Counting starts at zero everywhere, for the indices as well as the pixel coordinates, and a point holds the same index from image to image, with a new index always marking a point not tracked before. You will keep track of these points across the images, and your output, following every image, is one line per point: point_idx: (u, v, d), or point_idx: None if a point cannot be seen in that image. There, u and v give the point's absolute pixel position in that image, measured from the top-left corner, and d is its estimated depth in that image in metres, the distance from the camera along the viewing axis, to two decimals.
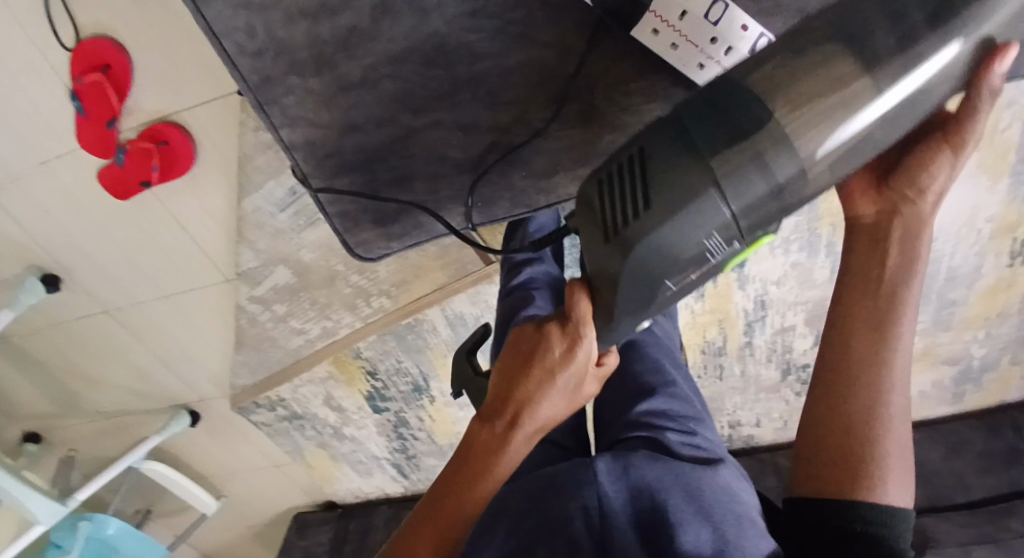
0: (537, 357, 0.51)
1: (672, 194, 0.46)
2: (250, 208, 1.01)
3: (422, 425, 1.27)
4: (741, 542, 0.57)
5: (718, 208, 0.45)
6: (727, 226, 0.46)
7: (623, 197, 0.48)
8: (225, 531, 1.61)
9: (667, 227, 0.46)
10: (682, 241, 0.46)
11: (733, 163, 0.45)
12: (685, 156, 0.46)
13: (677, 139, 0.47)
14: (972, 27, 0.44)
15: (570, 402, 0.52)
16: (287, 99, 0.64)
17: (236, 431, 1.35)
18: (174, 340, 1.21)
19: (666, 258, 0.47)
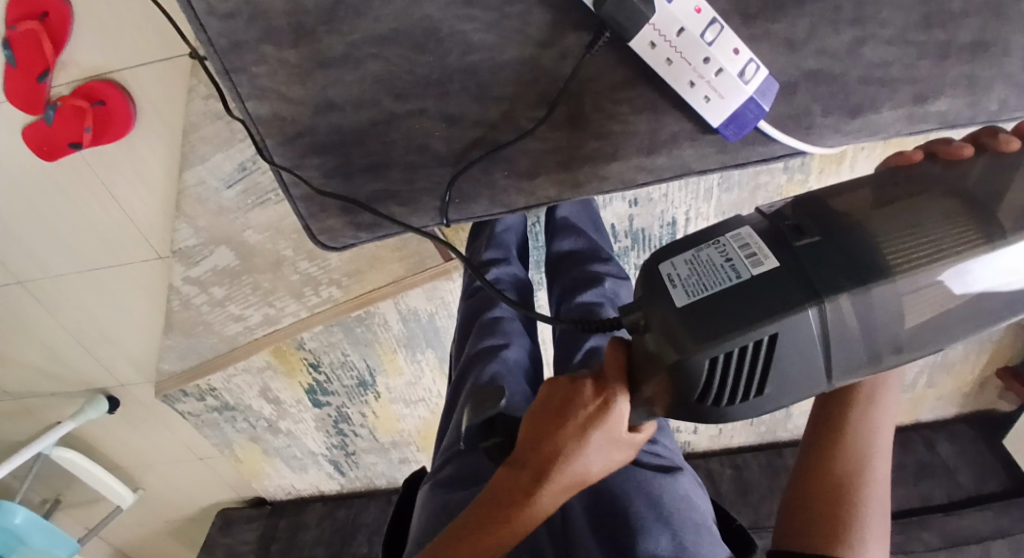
0: (569, 410, 0.46)
1: (788, 374, 0.44)
2: (192, 181, 0.93)
3: (365, 421, 1.22)
4: (699, 549, 0.54)
5: (819, 385, 0.45)
6: (818, 389, 0.46)
7: (742, 373, 0.44)
8: (137, 526, 1.50)
9: (771, 396, 0.46)
10: (773, 399, 0.46)
11: (850, 349, 0.44)
12: (816, 344, 0.43)
13: (813, 326, 0.42)
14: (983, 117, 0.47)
15: (604, 466, 0.46)
16: (257, 69, 0.59)
17: (159, 420, 1.25)
18: (96, 319, 1.10)
19: (751, 410, 0.46)
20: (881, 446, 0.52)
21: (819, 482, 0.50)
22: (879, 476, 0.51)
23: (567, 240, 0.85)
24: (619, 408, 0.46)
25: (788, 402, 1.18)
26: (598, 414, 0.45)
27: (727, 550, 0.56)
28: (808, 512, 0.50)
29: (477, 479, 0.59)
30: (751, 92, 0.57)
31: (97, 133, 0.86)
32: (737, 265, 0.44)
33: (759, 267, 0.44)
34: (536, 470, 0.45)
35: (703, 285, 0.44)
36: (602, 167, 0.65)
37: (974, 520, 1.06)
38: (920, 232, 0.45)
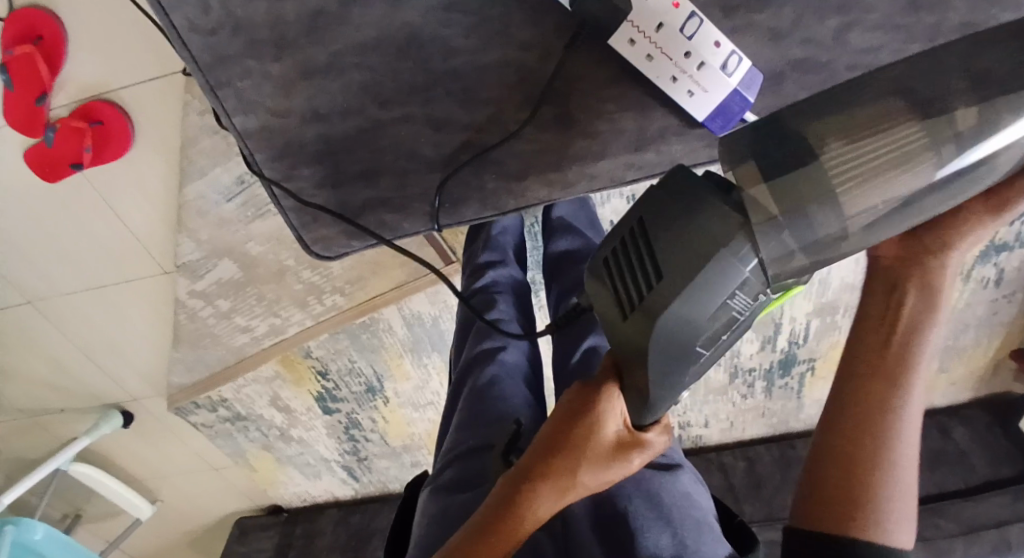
0: (568, 409, 0.44)
1: (687, 259, 0.41)
2: (192, 196, 0.94)
3: (375, 427, 1.23)
4: (700, 546, 0.54)
5: (739, 268, 0.41)
6: (749, 284, 0.42)
7: (636, 266, 0.44)
8: (156, 537, 1.52)
9: (691, 295, 0.41)
10: (704, 310, 0.42)
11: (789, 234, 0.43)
12: (698, 217, 0.41)
13: (677, 204, 0.42)
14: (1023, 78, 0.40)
15: (603, 463, 0.43)
16: (242, 83, 0.59)
17: (172, 432, 1.26)
18: (106, 334, 1.12)
19: (690, 327, 0.43)
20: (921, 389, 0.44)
21: (841, 444, 0.44)
22: (913, 427, 0.44)
23: (564, 240, 0.85)
24: (614, 404, 0.44)
25: (798, 392, 1.16)
26: (598, 411, 0.43)
27: (730, 547, 0.56)
28: (823, 481, 0.44)
29: (477, 483, 0.58)
30: (735, 85, 0.57)
31: (97, 152, 0.88)
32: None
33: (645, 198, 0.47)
34: (539, 471, 0.42)
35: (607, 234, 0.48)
36: (590, 166, 0.65)
37: (990, 505, 1.04)
38: (870, 131, 0.42)
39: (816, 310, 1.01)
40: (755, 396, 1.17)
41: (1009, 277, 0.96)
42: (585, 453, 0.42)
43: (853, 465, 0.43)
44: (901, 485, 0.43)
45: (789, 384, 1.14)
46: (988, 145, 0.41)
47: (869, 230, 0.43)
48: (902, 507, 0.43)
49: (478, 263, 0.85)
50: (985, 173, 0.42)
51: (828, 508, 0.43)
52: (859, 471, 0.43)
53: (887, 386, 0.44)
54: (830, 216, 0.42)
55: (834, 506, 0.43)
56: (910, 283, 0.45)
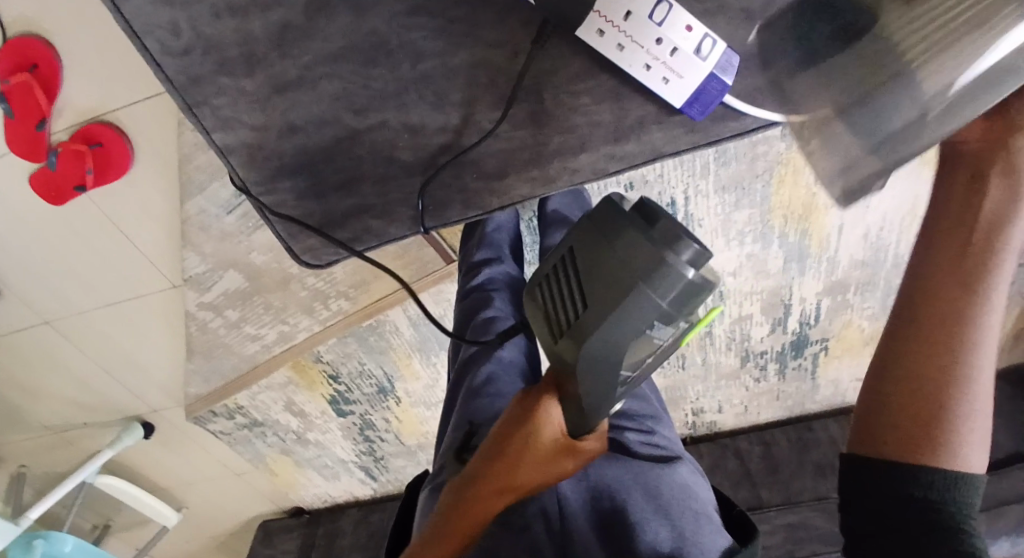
0: (509, 418, 0.50)
1: (609, 291, 0.43)
2: (193, 211, 0.95)
3: (389, 427, 1.25)
4: (699, 538, 0.54)
5: (655, 304, 0.41)
6: (664, 316, 0.41)
7: (569, 290, 0.46)
8: (187, 543, 1.56)
9: (609, 325, 0.43)
10: (624, 336, 0.43)
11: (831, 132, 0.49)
12: (614, 248, 0.42)
13: (605, 237, 0.43)
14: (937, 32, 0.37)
15: (541, 461, 0.49)
16: (218, 100, 0.60)
17: (193, 441, 1.29)
18: (122, 350, 1.15)
19: (612, 349, 0.45)
20: (1001, 300, 0.42)
21: (911, 363, 0.43)
22: (990, 342, 0.42)
23: (559, 232, 0.85)
24: (548, 408, 0.49)
25: (812, 373, 1.15)
26: (530, 416, 0.49)
27: (729, 537, 0.56)
28: (889, 403, 0.43)
29: None
30: (711, 68, 0.56)
31: (99, 173, 0.89)
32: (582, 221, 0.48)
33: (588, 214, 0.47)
34: (482, 473, 0.49)
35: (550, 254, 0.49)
36: (571, 160, 0.65)
37: (1012, 480, 1.03)
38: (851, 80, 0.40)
39: (825, 289, 0.99)
40: (767, 380, 1.17)
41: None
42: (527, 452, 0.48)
43: (925, 386, 0.42)
44: (978, 404, 0.42)
45: (802, 365, 1.13)
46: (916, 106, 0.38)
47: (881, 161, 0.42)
48: (979, 428, 0.42)
49: (473, 262, 0.85)
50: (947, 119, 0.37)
51: (893, 433, 0.43)
52: (931, 392, 0.42)
53: (963, 300, 0.42)
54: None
55: (899, 431, 0.42)
56: (995, 169, 0.41)
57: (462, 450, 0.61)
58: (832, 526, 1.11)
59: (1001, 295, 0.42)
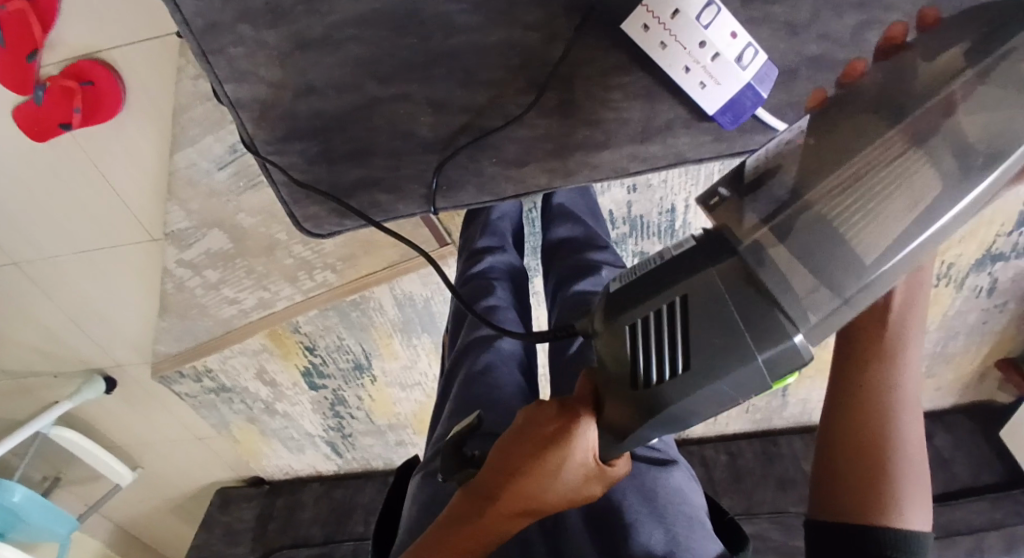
0: (533, 433, 0.41)
1: (715, 351, 0.38)
2: (183, 163, 0.91)
3: (361, 404, 1.22)
4: (691, 543, 0.54)
5: (762, 376, 0.37)
6: (765, 378, 0.38)
7: (652, 346, 0.39)
8: (137, 504, 1.52)
9: (701, 393, 0.38)
10: (717, 394, 0.38)
11: (783, 256, 0.39)
12: (736, 307, 0.38)
13: (733, 291, 0.38)
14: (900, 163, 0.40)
15: (563, 489, 0.41)
16: (235, 50, 0.57)
17: (156, 401, 1.25)
18: (91, 300, 1.10)
19: (698, 405, 0.39)
20: (915, 365, 0.46)
21: (851, 427, 0.45)
22: (914, 404, 0.45)
23: (564, 227, 0.84)
24: (584, 431, 0.40)
25: (784, 390, 1.16)
26: (561, 438, 0.40)
27: (722, 544, 0.56)
28: (835, 465, 0.45)
29: None
30: (749, 79, 0.56)
31: (87, 114, 0.85)
32: (664, 253, 0.42)
33: (682, 247, 0.41)
34: (495, 493, 0.41)
35: (633, 272, 0.43)
36: (593, 156, 0.64)
37: (967, 512, 1.05)
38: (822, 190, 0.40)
39: None
40: None
41: (1002, 288, 0.96)
42: (548, 479, 0.40)
43: (863, 445, 0.44)
44: (915, 464, 0.44)
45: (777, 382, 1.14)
46: (868, 219, 0.40)
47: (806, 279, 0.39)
48: (919, 487, 0.43)
49: (475, 249, 0.83)
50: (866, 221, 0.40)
51: (843, 495, 0.44)
52: (869, 449, 0.44)
53: (881, 366, 0.46)
54: (847, 260, 0.40)
55: (848, 492, 0.44)
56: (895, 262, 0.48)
57: (460, 442, 0.51)
58: (790, 540, 1.12)
59: (914, 361, 0.46)
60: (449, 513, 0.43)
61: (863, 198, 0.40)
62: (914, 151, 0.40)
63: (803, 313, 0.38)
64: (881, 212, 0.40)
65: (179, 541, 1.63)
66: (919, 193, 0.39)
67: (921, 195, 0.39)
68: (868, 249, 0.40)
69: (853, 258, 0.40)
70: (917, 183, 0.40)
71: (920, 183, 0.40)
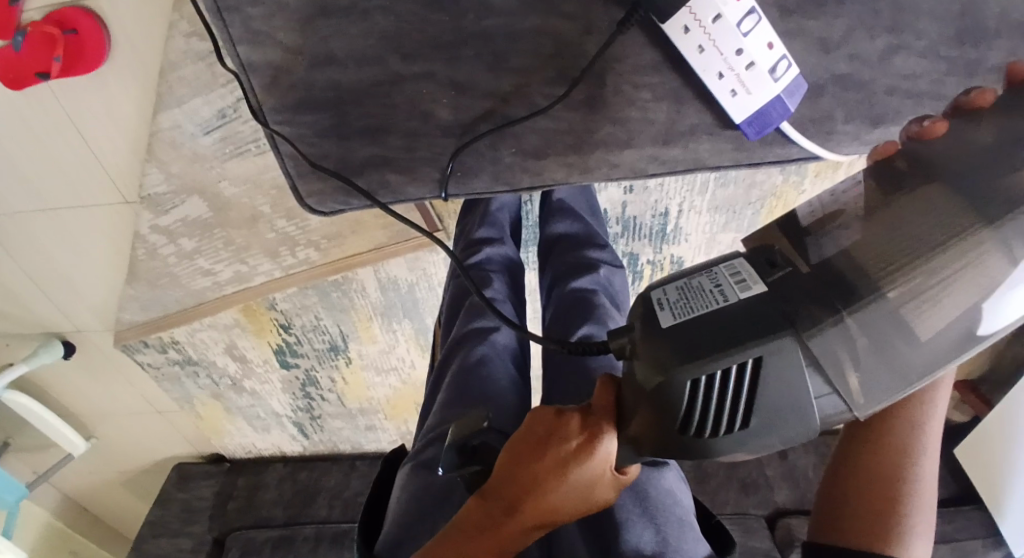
0: (550, 448, 0.40)
1: (781, 414, 0.39)
2: (166, 124, 0.86)
3: (333, 387, 1.19)
4: (681, 544, 0.52)
5: (812, 432, 0.40)
6: (807, 434, 0.40)
7: (714, 402, 0.39)
8: (87, 475, 1.45)
9: (752, 445, 0.40)
10: (757, 446, 0.40)
11: (859, 332, 0.39)
12: (807, 372, 0.38)
13: (807, 355, 0.38)
14: (974, 251, 0.40)
15: (583, 501, 0.40)
16: (254, 10, 0.54)
17: (116, 370, 1.20)
18: (55, 261, 1.04)
19: (735, 454, 0.40)
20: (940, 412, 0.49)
21: (868, 457, 0.49)
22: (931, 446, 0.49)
23: (563, 223, 0.83)
24: (605, 448, 0.39)
25: None
26: (581, 455, 0.39)
27: (710, 547, 0.54)
28: (849, 495, 0.49)
29: None
30: (779, 91, 0.55)
31: (67, 64, 0.79)
32: (726, 289, 0.40)
33: (749, 291, 0.40)
34: (516, 505, 0.40)
35: (690, 308, 0.40)
36: (613, 154, 0.63)
37: None
38: (890, 268, 0.41)
39: None
40: None
41: None
42: (572, 492, 0.39)
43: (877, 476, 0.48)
44: (923, 500, 0.48)
45: None
46: (925, 300, 0.40)
47: (869, 357, 0.39)
48: (924, 525, 0.48)
49: (473, 239, 0.81)
50: (926, 304, 0.40)
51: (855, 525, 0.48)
52: (883, 484, 0.48)
53: (909, 408, 0.49)
54: (903, 342, 0.40)
55: (859, 522, 0.47)
56: None
57: (465, 441, 0.49)
58: (748, 541, 1.12)
59: (940, 409, 0.49)
60: (464, 527, 0.41)
61: (926, 287, 0.40)
62: (989, 244, 0.40)
63: (853, 392, 0.39)
64: (943, 295, 0.40)
65: (131, 515, 1.57)
66: (982, 278, 0.40)
67: (984, 282, 0.40)
68: (925, 330, 0.40)
69: (908, 341, 0.40)
70: (983, 267, 0.40)
71: (988, 271, 0.40)
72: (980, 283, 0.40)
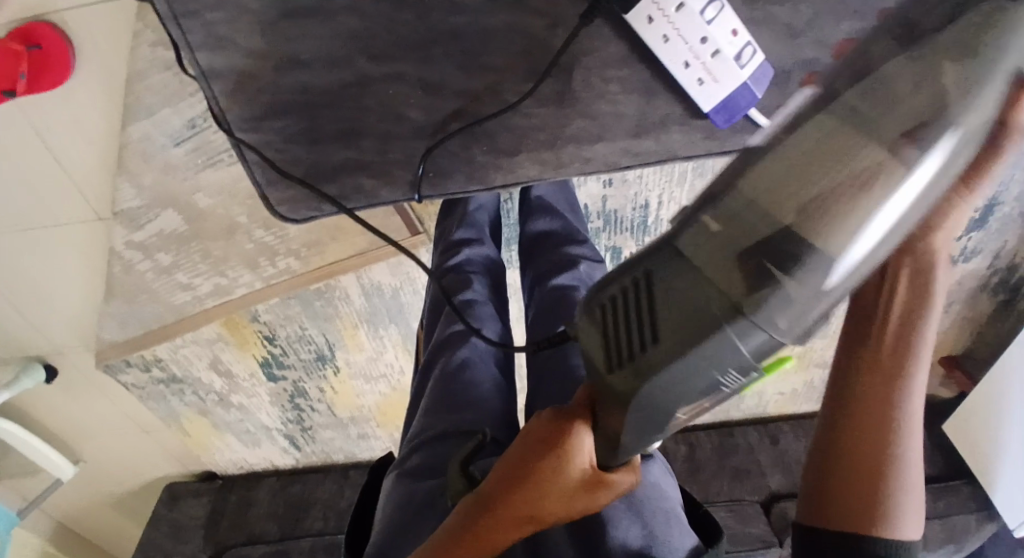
0: (526, 442, 0.40)
1: (684, 331, 0.34)
2: (135, 136, 0.85)
3: (322, 397, 1.17)
4: (668, 537, 0.50)
5: (736, 350, 0.33)
6: (743, 359, 0.34)
7: (621, 331, 0.37)
8: (75, 497, 1.42)
9: (682, 375, 0.35)
10: (692, 379, 0.35)
11: (729, 253, 0.33)
12: (700, 284, 0.34)
13: (698, 266, 0.34)
14: (844, 144, 0.31)
15: (561, 496, 0.39)
16: (213, 15, 0.52)
17: (101, 390, 1.17)
18: (28, 281, 1.01)
19: (676, 395, 0.36)
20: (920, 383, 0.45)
21: (848, 441, 0.46)
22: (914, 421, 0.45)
23: (542, 220, 0.81)
24: (574, 434, 0.39)
25: None
26: (551, 442, 0.39)
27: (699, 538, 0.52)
28: (832, 482, 0.46)
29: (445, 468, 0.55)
30: (746, 77, 0.56)
31: (33, 79, 0.76)
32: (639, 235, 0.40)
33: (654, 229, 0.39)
34: (492, 499, 0.40)
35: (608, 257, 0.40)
36: (586, 149, 0.63)
37: None
38: (750, 190, 0.33)
39: None
40: None
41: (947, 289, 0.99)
42: (545, 482, 0.39)
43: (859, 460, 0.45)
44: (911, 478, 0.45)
45: None
46: (811, 211, 0.31)
47: (755, 285, 0.32)
48: (913, 504, 0.45)
49: (451, 241, 0.80)
50: (811, 217, 0.32)
51: (834, 511, 0.46)
52: (865, 467, 0.45)
53: (887, 379, 0.45)
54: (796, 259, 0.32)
55: (843, 509, 0.45)
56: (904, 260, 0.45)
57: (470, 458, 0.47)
58: (744, 529, 1.10)
59: (921, 376, 0.45)
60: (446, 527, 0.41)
61: (805, 199, 0.31)
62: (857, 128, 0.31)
63: (756, 318, 0.33)
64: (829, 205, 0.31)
65: (124, 536, 1.55)
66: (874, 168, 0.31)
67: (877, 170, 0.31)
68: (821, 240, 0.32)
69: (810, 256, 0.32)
70: (870, 157, 0.31)
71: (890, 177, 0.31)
72: (874, 171, 0.31)
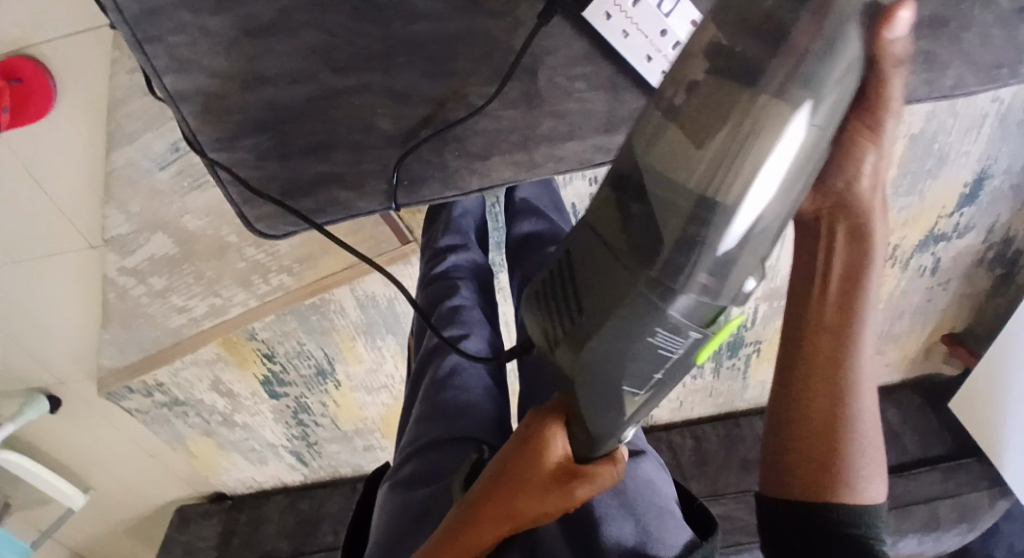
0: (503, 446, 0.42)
1: (607, 296, 0.39)
2: (121, 162, 0.85)
3: (325, 411, 1.17)
4: (663, 533, 0.49)
5: (663, 310, 0.38)
6: (676, 321, 0.39)
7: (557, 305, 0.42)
8: (88, 526, 1.42)
9: (616, 337, 0.40)
10: (630, 344, 0.40)
11: (647, 220, 0.38)
12: (621, 257, 0.39)
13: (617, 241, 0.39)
14: (735, 107, 0.36)
15: (535, 492, 0.39)
16: (174, 38, 0.53)
17: (107, 417, 1.18)
18: (24, 313, 1.01)
19: (619, 361, 0.40)
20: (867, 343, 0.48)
21: (803, 407, 0.48)
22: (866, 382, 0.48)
23: (528, 222, 0.81)
24: (544, 431, 0.41)
25: (744, 372, 1.14)
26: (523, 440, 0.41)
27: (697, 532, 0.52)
28: (792, 449, 0.49)
29: (437, 475, 0.54)
30: None
31: (16, 111, 0.77)
32: None
33: None
34: (471, 501, 0.41)
35: None
36: (558, 147, 0.62)
37: (922, 483, 1.05)
38: (660, 159, 0.37)
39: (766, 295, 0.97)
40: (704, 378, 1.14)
41: (944, 267, 0.97)
42: (519, 477, 0.40)
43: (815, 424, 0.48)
44: (867, 436, 0.48)
45: (736, 365, 1.12)
46: (713, 171, 0.37)
47: (677, 247, 0.38)
48: (871, 463, 0.48)
49: (437, 248, 0.80)
50: (718, 177, 0.37)
51: (797, 477, 0.48)
52: (821, 430, 0.48)
53: (834, 343, 0.48)
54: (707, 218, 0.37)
55: (805, 474, 0.48)
56: (839, 218, 0.49)
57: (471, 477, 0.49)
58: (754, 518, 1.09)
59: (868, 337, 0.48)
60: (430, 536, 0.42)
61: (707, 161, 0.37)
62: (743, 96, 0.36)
63: (676, 280, 0.38)
64: (730, 162, 0.37)
65: None
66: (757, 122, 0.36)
67: (761, 125, 0.36)
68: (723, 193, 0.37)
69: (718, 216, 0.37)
70: (759, 118, 0.36)
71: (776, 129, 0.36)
72: (758, 127, 0.36)
